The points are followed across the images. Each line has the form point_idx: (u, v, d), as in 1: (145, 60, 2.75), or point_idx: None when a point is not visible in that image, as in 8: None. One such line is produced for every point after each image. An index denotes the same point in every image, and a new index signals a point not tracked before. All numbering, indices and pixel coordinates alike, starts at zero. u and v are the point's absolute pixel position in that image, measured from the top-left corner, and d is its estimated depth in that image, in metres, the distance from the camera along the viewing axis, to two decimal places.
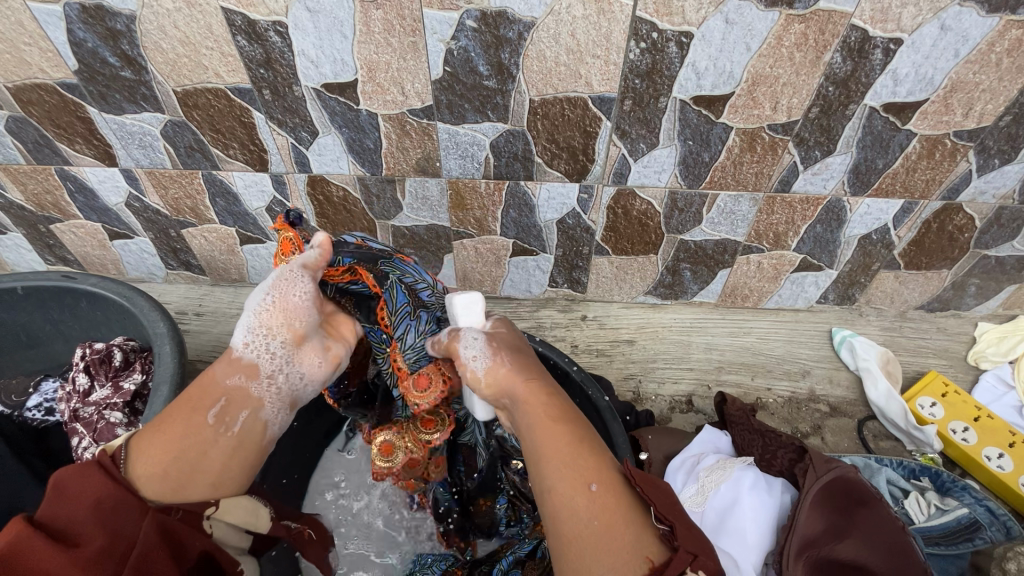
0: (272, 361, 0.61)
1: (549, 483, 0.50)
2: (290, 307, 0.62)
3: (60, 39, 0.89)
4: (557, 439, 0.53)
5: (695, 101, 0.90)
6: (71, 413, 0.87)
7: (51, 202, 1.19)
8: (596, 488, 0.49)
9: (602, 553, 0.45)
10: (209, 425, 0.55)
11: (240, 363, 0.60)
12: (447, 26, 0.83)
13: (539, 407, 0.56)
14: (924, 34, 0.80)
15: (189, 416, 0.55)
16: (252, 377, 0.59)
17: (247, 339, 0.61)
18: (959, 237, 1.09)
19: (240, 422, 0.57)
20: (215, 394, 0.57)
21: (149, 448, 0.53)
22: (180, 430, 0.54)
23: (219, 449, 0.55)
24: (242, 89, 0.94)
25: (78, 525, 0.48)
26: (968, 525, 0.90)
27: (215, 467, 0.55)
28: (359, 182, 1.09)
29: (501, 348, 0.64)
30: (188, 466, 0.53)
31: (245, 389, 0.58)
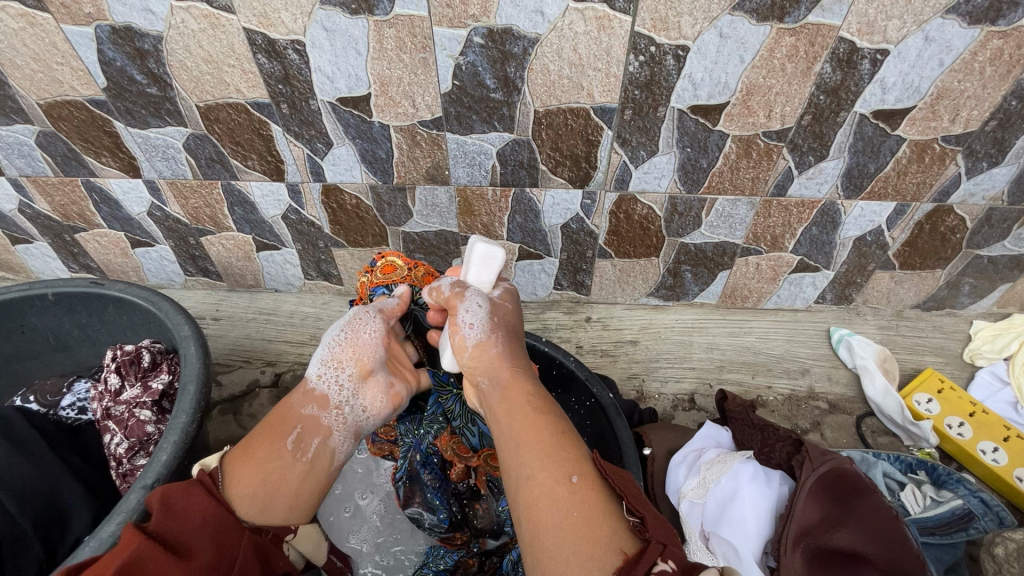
0: (340, 392, 0.71)
1: (526, 473, 0.55)
2: (363, 344, 0.76)
3: (91, 59, 0.94)
4: (542, 435, 0.58)
5: (692, 110, 0.94)
6: (103, 411, 0.92)
7: (77, 212, 1.25)
8: (575, 480, 0.53)
9: (578, 543, 0.48)
10: (287, 450, 0.63)
11: (314, 393, 0.70)
12: (456, 43, 0.88)
13: (522, 402, 0.63)
14: (910, 45, 0.84)
15: (271, 444, 0.62)
16: (322, 408, 0.69)
17: (320, 370, 0.72)
18: (952, 238, 1.13)
19: (314, 448, 0.65)
20: (293, 422, 0.66)
21: (240, 469, 0.60)
22: (264, 453, 0.61)
23: (295, 474, 0.62)
24: (261, 103, 0.99)
25: (190, 539, 0.53)
26: (961, 515, 0.93)
27: (290, 488, 0.62)
28: (371, 190, 1.14)
29: (497, 325, 0.74)
30: (271, 488, 0.60)
31: (318, 418, 0.67)
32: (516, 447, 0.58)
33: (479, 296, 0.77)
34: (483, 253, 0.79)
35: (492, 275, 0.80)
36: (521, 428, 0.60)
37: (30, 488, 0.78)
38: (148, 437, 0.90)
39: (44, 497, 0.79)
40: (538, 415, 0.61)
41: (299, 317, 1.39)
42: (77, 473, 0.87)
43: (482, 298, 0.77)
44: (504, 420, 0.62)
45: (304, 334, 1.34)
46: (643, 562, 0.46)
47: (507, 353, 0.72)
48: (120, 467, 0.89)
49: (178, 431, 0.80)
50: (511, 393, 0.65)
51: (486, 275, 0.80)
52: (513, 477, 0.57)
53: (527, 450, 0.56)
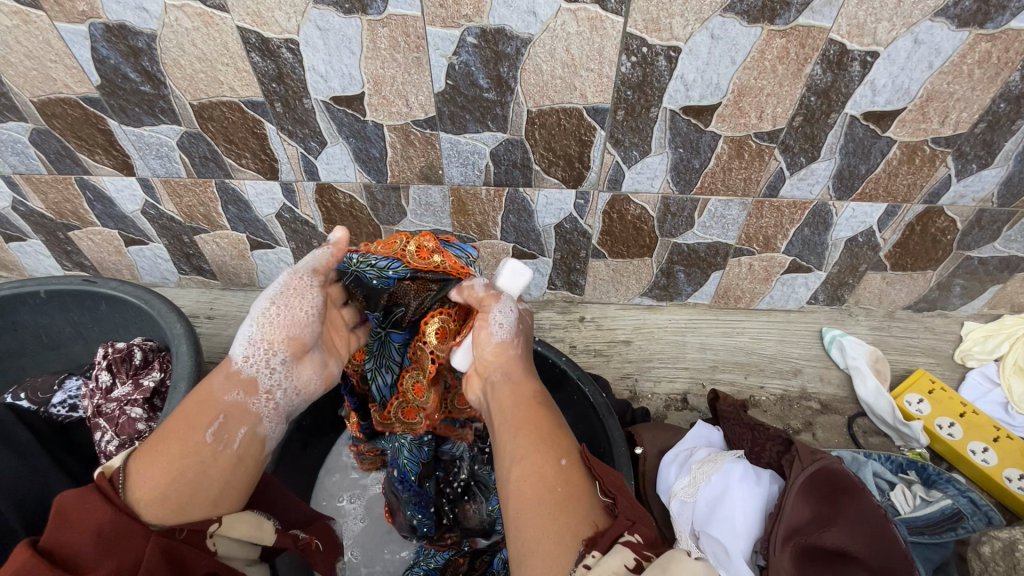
0: (269, 376, 0.63)
1: (518, 454, 0.54)
2: (297, 322, 0.65)
3: (84, 56, 0.94)
4: (538, 420, 0.57)
5: (684, 111, 0.95)
6: (94, 408, 0.91)
7: (71, 210, 1.24)
8: (564, 463, 0.52)
9: (558, 517, 0.47)
10: (208, 443, 0.54)
11: (238, 376, 0.61)
12: (449, 43, 0.88)
13: (526, 395, 0.62)
14: (899, 47, 0.84)
15: (185, 437, 0.53)
16: (250, 392, 0.60)
17: (246, 352, 0.62)
18: (942, 239, 1.14)
19: (239, 437, 0.57)
20: (212, 411, 0.56)
21: (146, 471, 0.52)
22: (178, 453, 0.53)
23: (221, 468, 0.55)
24: (254, 102, 1.00)
25: (86, 552, 0.47)
26: (951, 515, 0.93)
27: (216, 485, 0.54)
28: (365, 189, 1.14)
29: (523, 332, 0.72)
30: (189, 488, 0.53)
31: (244, 405, 0.59)
32: (512, 431, 0.57)
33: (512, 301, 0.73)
34: (514, 268, 0.75)
35: (510, 284, 0.74)
36: (521, 413, 0.59)
37: (21, 484, 0.78)
38: (138, 435, 0.89)
39: (35, 495, 0.79)
40: (538, 403, 0.60)
41: None
42: (67, 470, 0.87)
43: (512, 298, 0.73)
44: (502, 406, 0.62)
45: None
46: (609, 535, 0.45)
47: (528, 354, 0.71)
48: (110, 463, 0.86)
49: None
50: (518, 385, 0.64)
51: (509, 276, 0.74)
52: (504, 455, 0.56)
53: (525, 432, 0.56)
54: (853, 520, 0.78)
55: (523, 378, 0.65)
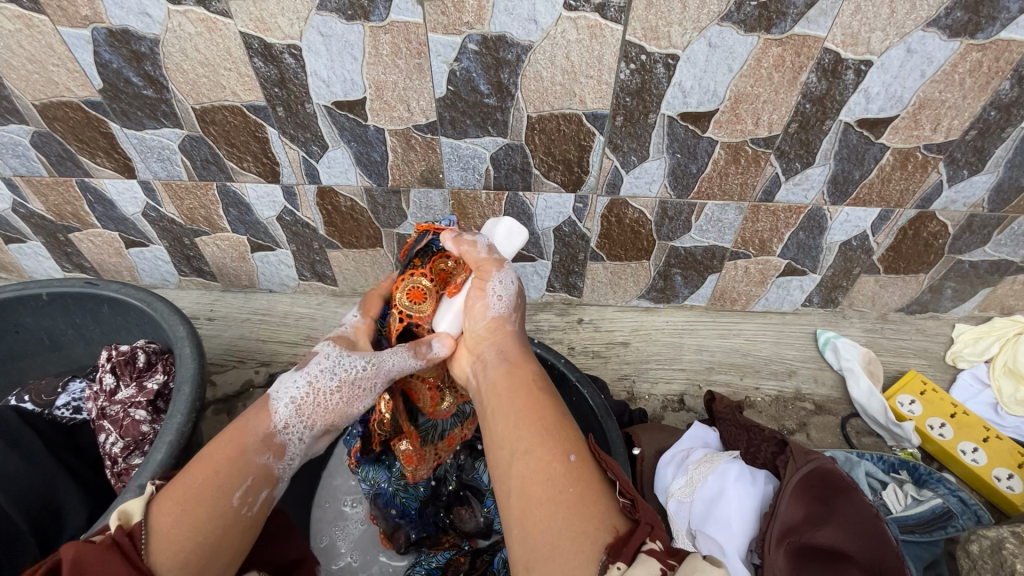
0: (297, 444, 0.66)
1: (524, 448, 0.54)
2: (346, 401, 0.72)
3: (87, 60, 0.95)
4: (541, 412, 0.57)
5: (682, 117, 0.96)
6: (98, 411, 0.92)
7: (71, 212, 1.25)
8: (574, 459, 0.52)
9: (573, 518, 0.48)
10: (235, 508, 0.57)
11: (274, 440, 0.64)
12: (451, 49, 0.89)
13: (526, 381, 0.62)
14: (892, 56, 0.86)
15: (216, 498, 0.56)
16: (278, 456, 0.64)
17: (286, 416, 0.66)
18: (934, 243, 1.16)
19: (259, 501, 0.60)
20: (243, 473, 0.59)
21: (172, 530, 0.53)
22: (207, 514, 0.54)
23: (240, 530, 0.57)
24: (256, 106, 1.00)
25: None
26: (942, 514, 0.95)
27: (232, 547, 0.57)
28: (366, 193, 1.15)
29: (518, 308, 0.73)
30: (212, 548, 0.55)
31: (271, 468, 0.62)
32: (514, 422, 0.57)
33: (513, 272, 0.73)
34: (508, 228, 0.78)
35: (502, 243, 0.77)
36: (522, 403, 0.59)
37: (27, 487, 0.79)
38: (143, 437, 0.91)
39: (41, 498, 0.80)
40: (539, 393, 0.60)
41: (293, 317, 1.40)
42: (72, 471, 0.88)
43: (513, 273, 0.73)
44: (499, 389, 0.62)
45: (298, 334, 1.36)
46: (634, 542, 0.46)
47: (521, 332, 0.72)
48: (115, 466, 0.89)
49: (173, 432, 0.81)
50: (515, 370, 0.64)
51: (503, 238, 0.77)
52: (506, 446, 0.56)
53: (528, 424, 0.56)
54: (852, 522, 0.79)
55: (520, 360, 0.66)
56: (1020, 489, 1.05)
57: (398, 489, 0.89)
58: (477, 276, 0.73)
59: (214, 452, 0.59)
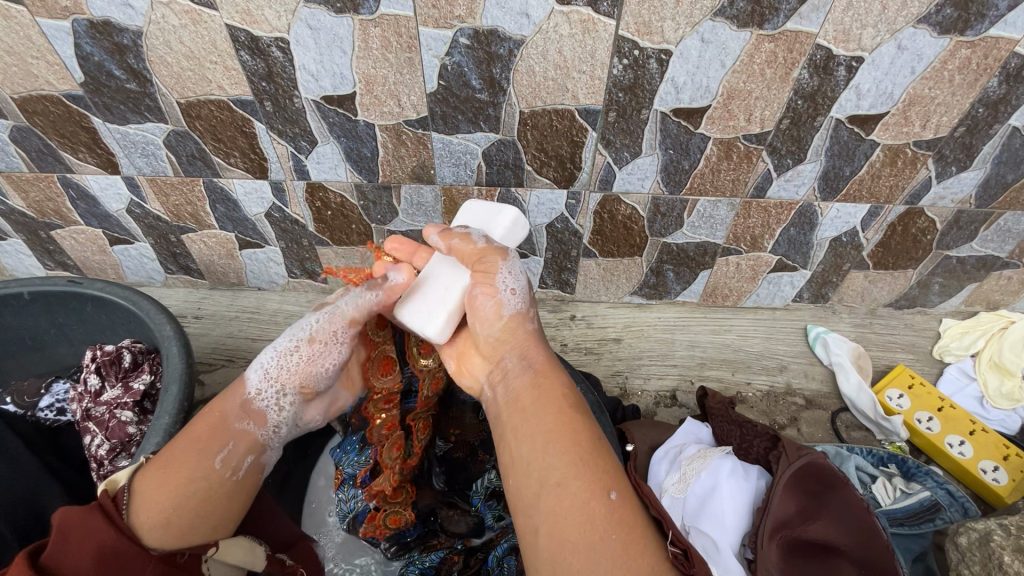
0: (280, 413, 0.67)
1: (556, 479, 0.53)
2: (320, 363, 0.69)
3: (67, 53, 0.92)
4: (579, 439, 0.55)
5: (675, 113, 0.96)
6: (84, 412, 0.91)
7: (53, 209, 1.22)
8: (615, 498, 0.52)
9: (617, 569, 0.49)
10: (216, 471, 0.59)
11: (253, 408, 0.65)
12: (442, 43, 0.88)
13: (556, 398, 0.59)
14: (883, 52, 0.86)
15: (197, 462, 0.58)
16: (262, 424, 0.65)
17: (261, 385, 0.66)
18: (922, 239, 1.17)
19: (245, 466, 0.62)
20: (225, 438, 0.61)
21: (150, 495, 0.56)
22: (185, 475, 0.57)
23: (225, 494, 0.60)
24: (244, 101, 0.98)
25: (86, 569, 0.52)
26: (929, 507, 0.97)
27: (216, 511, 0.59)
28: (356, 189, 1.13)
29: (534, 301, 0.69)
30: (191, 511, 0.57)
31: (254, 435, 0.64)
32: (545, 446, 0.55)
33: (519, 264, 0.70)
34: (512, 219, 0.77)
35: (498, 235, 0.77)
36: (550, 422, 0.57)
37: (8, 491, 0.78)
38: (129, 438, 0.89)
39: (23, 502, 0.79)
40: (570, 410, 0.58)
41: (283, 315, 1.38)
42: (55, 472, 0.86)
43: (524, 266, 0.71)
44: (528, 407, 0.59)
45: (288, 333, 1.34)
46: None
47: (539, 332, 0.68)
48: (102, 468, 0.87)
49: (162, 433, 0.79)
50: (542, 381, 0.61)
51: (501, 229, 0.77)
52: (534, 468, 0.55)
53: (559, 451, 0.55)
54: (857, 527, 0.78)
55: (547, 366, 0.64)
56: (1005, 481, 1.07)
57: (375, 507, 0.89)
58: (485, 274, 0.69)
59: (194, 425, 0.61)
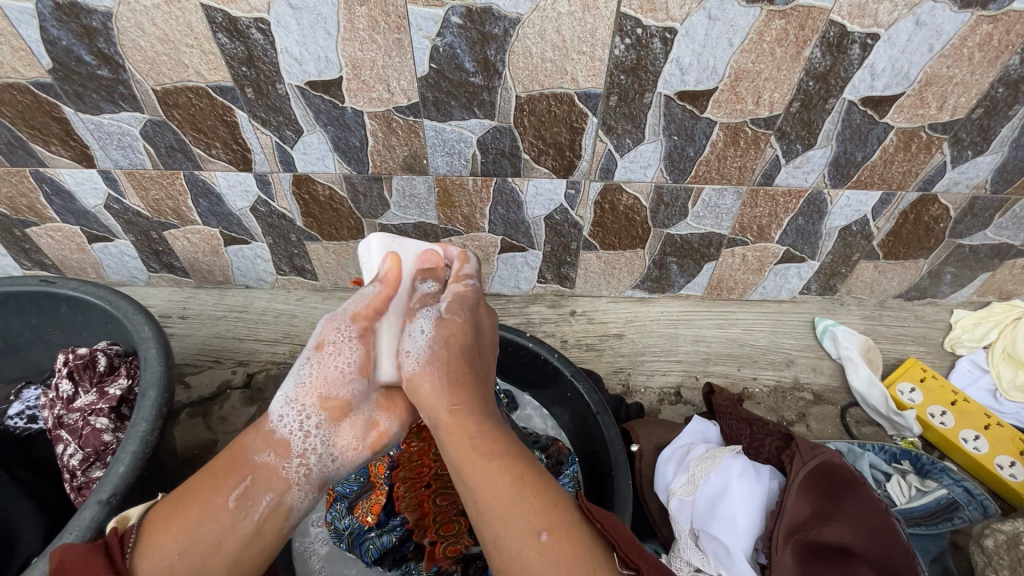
0: (303, 440, 0.62)
1: (493, 537, 0.50)
2: (331, 381, 0.64)
3: (33, 37, 0.87)
4: (497, 483, 0.51)
5: (679, 96, 0.91)
6: (55, 420, 0.86)
7: (27, 205, 1.16)
8: (545, 539, 0.48)
9: None
10: (229, 509, 0.56)
11: (272, 437, 0.61)
12: (433, 23, 0.83)
13: (473, 447, 0.55)
14: (900, 29, 0.82)
15: (208, 497, 0.56)
16: (282, 455, 0.61)
17: (279, 407, 0.63)
18: (935, 227, 1.13)
19: (263, 507, 0.58)
20: (242, 474, 0.58)
21: (159, 538, 0.53)
22: (198, 515, 0.55)
23: (237, 539, 0.55)
24: (223, 87, 0.93)
25: None
26: (946, 505, 0.94)
27: (230, 556, 0.55)
28: (345, 180, 1.08)
29: (438, 355, 0.65)
30: (200, 557, 0.53)
31: (274, 469, 0.60)
32: (475, 502, 0.52)
33: (421, 325, 0.69)
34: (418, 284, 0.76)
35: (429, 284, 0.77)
36: (473, 478, 0.53)
37: None
38: (105, 446, 0.84)
39: None
40: (489, 457, 0.54)
41: (271, 314, 1.33)
42: (25, 485, 0.83)
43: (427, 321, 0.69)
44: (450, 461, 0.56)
45: (277, 332, 1.29)
46: None
47: (450, 377, 0.63)
48: (76, 479, 0.83)
49: (136, 440, 0.75)
50: (457, 431, 0.57)
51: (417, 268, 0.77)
52: (481, 529, 0.51)
53: (486, 504, 0.51)
54: (879, 538, 0.74)
55: (458, 413, 0.59)
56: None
57: (370, 532, 0.85)
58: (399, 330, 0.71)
59: (213, 460, 0.59)
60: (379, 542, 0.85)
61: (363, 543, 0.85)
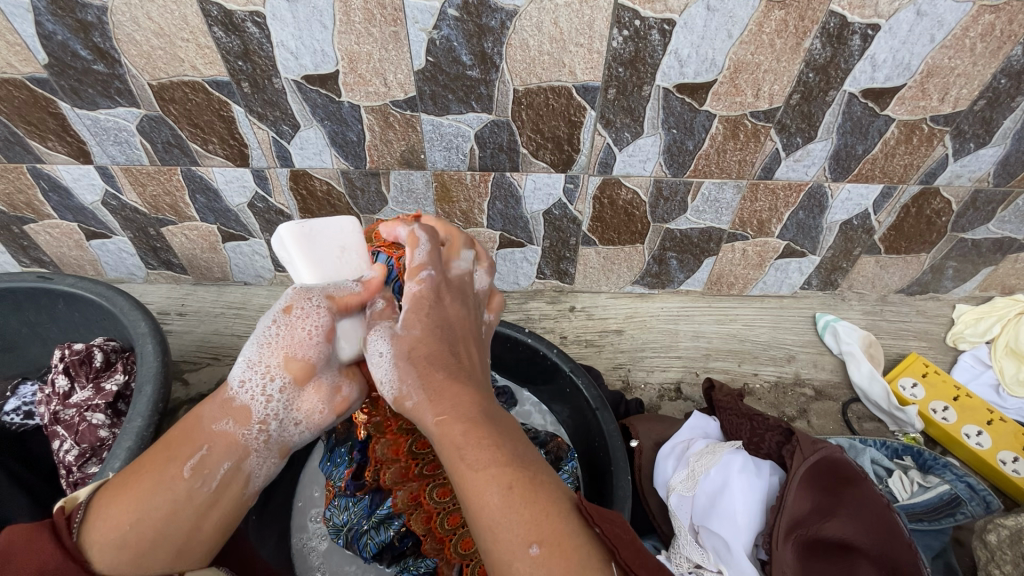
0: (264, 407, 0.57)
1: (484, 544, 0.45)
2: (300, 341, 0.59)
3: (28, 32, 0.86)
4: (485, 490, 0.46)
5: (678, 89, 0.90)
6: (51, 416, 0.86)
7: (24, 202, 1.16)
8: (537, 552, 0.43)
9: None
10: (186, 479, 0.51)
11: (231, 405, 0.56)
12: (429, 15, 0.82)
13: (459, 448, 0.49)
14: (901, 19, 0.81)
15: (163, 466, 0.51)
16: (241, 423, 0.56)
17: (240, 375, 0.56)
18: (937, 221, 1.12)
19: (221, 475, 0.53)
20: (198, 442, 0.53)
21: (111, 514, 0.48)
22: (151, 486, 0.50)
23: (193, 510, 0.51)
24: (219, 82, 0.92)
25: None
26: (949, 501, 0.93)
27: (183, 531, 0.51)
28: (343, 176, 1.07)
29: (407, 367, 0.57)
30: (153, 534, 0.49)
31: (232, 437, 0.55)
32: (466, 504, 0.47)
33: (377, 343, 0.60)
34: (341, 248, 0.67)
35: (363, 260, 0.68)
36: (462, 477, 0.48)
37: None
38: (101, 442, 0.84)
39: None
40: (478, 458, 0.48)
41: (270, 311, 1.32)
42: (19, 480, 0.82)
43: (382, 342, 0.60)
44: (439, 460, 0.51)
45: None
46: None
47: (429, 381, 0.55)
48: (70, 475, 0.82)
49: (132, 435, 0.74)
50: (446, 431, 0.51)
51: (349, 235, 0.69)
52: (474, 532, 0.47)
53: (476, 508, 0.46)
54: (879, 533, 0.73)
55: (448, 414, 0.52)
56: None
57: (368, 527, 0.83)
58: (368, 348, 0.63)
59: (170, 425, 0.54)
60: (377, 537, 0.83)
61: (361, 538, 0.83)
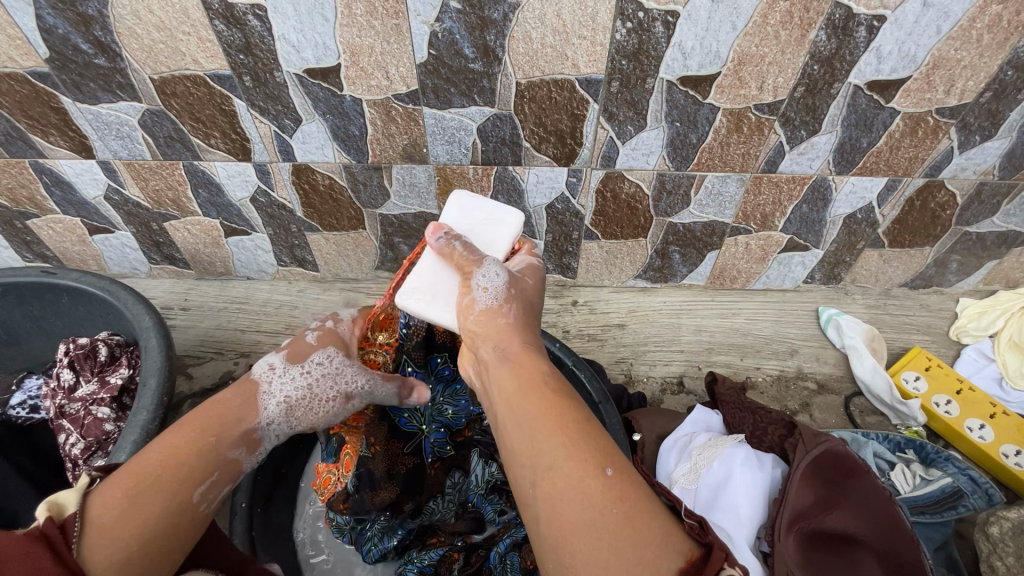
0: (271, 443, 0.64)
1: (549, 464, 0.48)
2: (321, 412, 0.69)
3: (29, 26, 0.86)
4: (563, 420, 0.51)
5: (681, 81, 0.90)
6: (57, 409, 0.87)
7: (27, 196, 1.16)
8: (611, 473, 0.47)
9: (621, 548, 0.43)
10: (193, 504, 0.52)
11: (254, 434, 0.60)
12: (431, 8, 0.82)
13: (536, 378, 0.56)
14: (907, 10, 0.80)
15: (175, 488, 0.51)
16: (251, 451, 0.60)
17: (275, 411, 0.63)
18: (941, 215, 1.11)
19: (220, 498, 0.56)
20: (212, 466, 0.55)
21: (115, 529, 0.47)
22: (164, 503, 0.50)
23: (191, 528, 0.52)
24: (221, 75, 0.92)
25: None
26: (950, 493, 0.93)
27: (181, 548, 0.52)
28: (345, 170, 1.07)
29: (513, 297, 0.66)
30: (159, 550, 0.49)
31: (238, 465, 0.58)
32: (531, 432, 0.51)
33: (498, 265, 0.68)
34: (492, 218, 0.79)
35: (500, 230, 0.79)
36: (536, 409, 0.53)
37: None
38: (106, 436, 0.85)
39: None
40: (554, 392, 0.54)
41: (272, 305, 1.33)
42: (25, 472, 0.84)
43: (500, 265, 0.69)
44: (512, 395, 0.55)
45: (278, 323, 1.29)
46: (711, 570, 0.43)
47: (517, 321, 0.64)
48: (76, 468, 0.83)
49: (136, 431, 0.74)
50: (521, 367, 0.57)
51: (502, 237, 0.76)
52: (531, 465, 0.50)
53: (547, 435, 0.50)
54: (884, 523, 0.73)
55: (524, 355, 0.60)
56: None
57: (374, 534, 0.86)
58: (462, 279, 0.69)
59: (177, 437, 0.54)
60: (380, 544, 0.87)
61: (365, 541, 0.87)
